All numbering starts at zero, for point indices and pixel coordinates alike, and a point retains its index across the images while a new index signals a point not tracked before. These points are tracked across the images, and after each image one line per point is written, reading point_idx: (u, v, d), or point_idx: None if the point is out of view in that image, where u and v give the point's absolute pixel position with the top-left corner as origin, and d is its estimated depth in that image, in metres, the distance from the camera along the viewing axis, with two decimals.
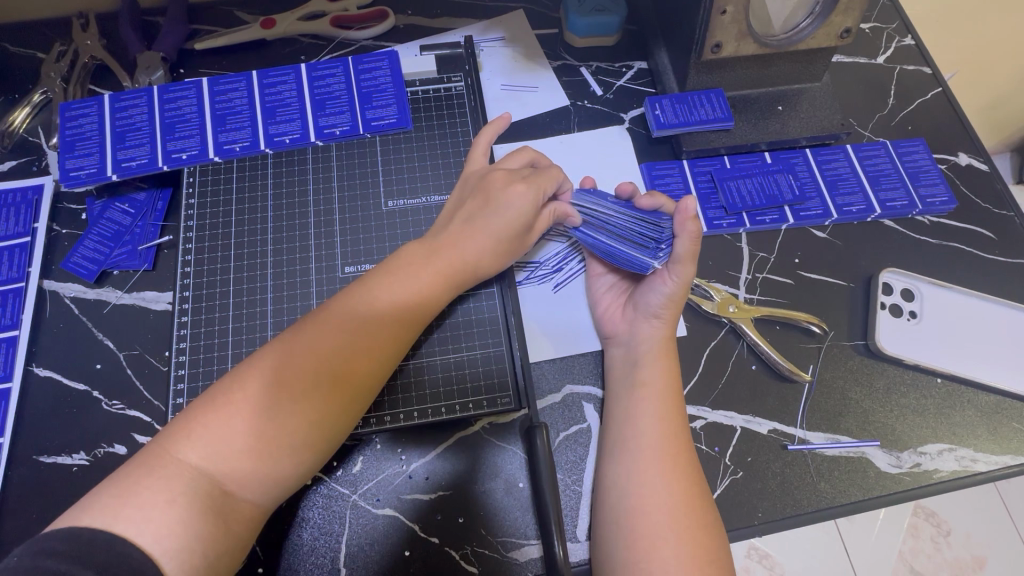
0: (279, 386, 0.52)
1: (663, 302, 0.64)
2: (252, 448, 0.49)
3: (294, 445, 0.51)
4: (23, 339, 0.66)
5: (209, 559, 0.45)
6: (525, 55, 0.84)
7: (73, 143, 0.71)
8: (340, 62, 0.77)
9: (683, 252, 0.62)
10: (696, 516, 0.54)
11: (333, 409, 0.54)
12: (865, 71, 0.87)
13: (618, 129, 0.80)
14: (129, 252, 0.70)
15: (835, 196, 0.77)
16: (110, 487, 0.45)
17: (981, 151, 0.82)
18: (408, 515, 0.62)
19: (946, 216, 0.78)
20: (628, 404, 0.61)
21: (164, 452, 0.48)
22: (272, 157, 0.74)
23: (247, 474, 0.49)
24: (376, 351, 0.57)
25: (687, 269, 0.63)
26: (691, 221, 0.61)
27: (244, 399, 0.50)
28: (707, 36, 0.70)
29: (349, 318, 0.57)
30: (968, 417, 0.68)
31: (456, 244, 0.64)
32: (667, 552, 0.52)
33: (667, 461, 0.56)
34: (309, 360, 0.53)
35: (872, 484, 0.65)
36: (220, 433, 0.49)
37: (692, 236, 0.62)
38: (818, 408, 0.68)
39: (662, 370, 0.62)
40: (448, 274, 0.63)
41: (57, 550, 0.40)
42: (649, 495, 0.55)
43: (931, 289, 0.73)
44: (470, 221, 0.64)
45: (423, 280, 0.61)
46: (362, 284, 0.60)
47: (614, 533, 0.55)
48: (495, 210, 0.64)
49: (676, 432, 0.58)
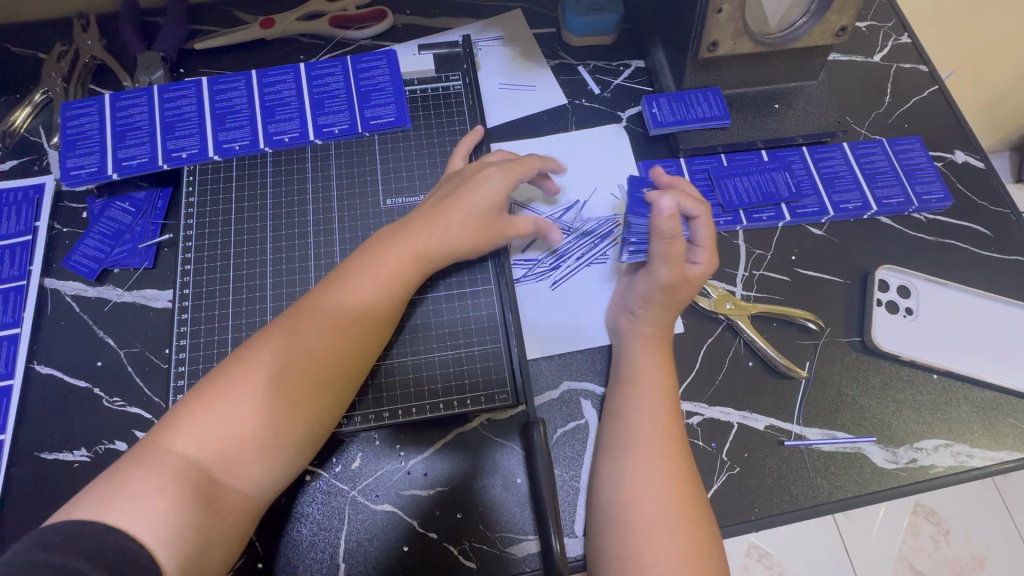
0: (260, 372, 0.52)
1: (640, 301, 0.65)
2: (235, 433, 0.50)
3: (284, 434, 0.52)
4: (24, 337, 0.66)
5: (201, 549, 0.46)
6: (523, 54, 0.85)
7: (73, 142, 0.72)
8: (339, 62, 0.78)
9: (657, 251, 0.63)
10: (687, 510, 0.54)
11: (315, 392, 0.54)
12: (861, 70, 0.87)
13: (615, 127, 0.81)
14: (129, 251, 0.71)
15: (831, 194, 0.77)
16: (106, 480, 0.46)
17: (977, 149, 0.83)
18: (407, 511, 0.62)
19: (942, 213, 0.79)
20: (619, 400, 0.62)
21: (153, 445, 0.48)
22: (271, 156, 0.74)
23: (234, 460, 0.49)
24: (356, 334, 0.57)
25: (661, 270, 0.63)
26: (665, 219, 0.61)
27: (226, 386, 0.51)
28: (703, 34, 0.70)
29: (327, 305, 0.57)
30: (964, 413, 0.68)
31: (431, 228, 0.64)
32: (659, 546, 0.52)
33: (656, 455, 0.57)
34: (286, 346, 0.54)
35: (868, 479, 0.65)
36: (203, 421, 0.49)
37: (664, 234, 0.62)
38: (814, 404, 0.68)
39: (653, 365, 0.63)
40: (430, 261, 0.63)
41: (57, 542, 0.40)
42: (640, 490, 0.55)
43: (927, 286, 0.73)
44: (446, 202, 0.65)
45: (406, 269, 0.62)
46: (341, 274, 0.60)
47: (606, 528, 0.55)
48: (468, 195, 0.65)
49: (665, 425, 0.59)
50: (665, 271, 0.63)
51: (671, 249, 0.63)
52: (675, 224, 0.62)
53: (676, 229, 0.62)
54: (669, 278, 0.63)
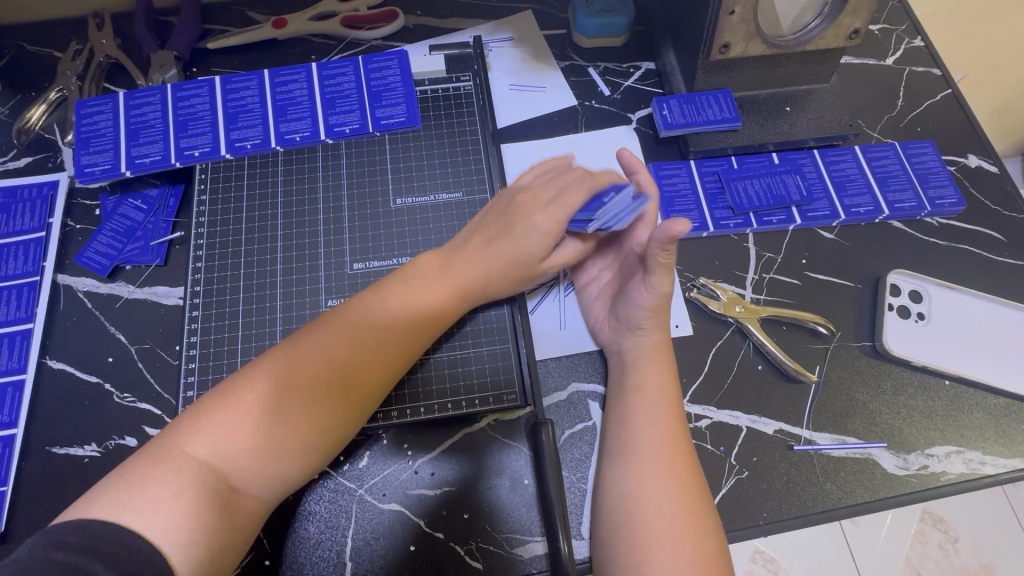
0: (288, 391, 0.52)
1: (645, 314, 0.62)
2: (256, 447, 0.49)
3: (302, 448, 0.52)
4: (37, 332, 0.67)
5: (215, 551, 0.46)
6: (535, 55, 0.84)
7: (88, 140, 0.72)
8: (350, 61, 0.78)
9: (653, 269, 0.60)
10: (694, 518, 0.54)
11: (336, 417, 0.54)
12: (874, 73, 0.87)
13: (625, 128, 0.81)
14: (142, 248, 0.71)
15: (842, 197, 0.77)
16: (119, 481, 0.45)
17: (990, 153, 0.82)
18: (414, 511, 0.62)
19: (955, 218, 0.78)
20: (626, 406, 0.61)
21: (171, 445, 0.48)
22: (282, 155, 0.74)
23: (252, 472, 0.49)
24: (385, 364, 0.57)
25: (664, 282, 0.61)
26: (661, 254, 0.58)
27: (253, 399, 0.51)
28: (715, 36, 0.70)
29: (359, 325, 0.57)
30: (976, 420, 0.68)
31: (464, 265, 0.62)
32: (669, 551, 0.52)
33: (659, 462, 0.56)
34: (316, 366, 0.53)
35: (878, 485, 0.65)
36: (229, 428, 0.49)
37: (663, 266, 0.58)
38: (824, 408, 0.68)
39: (658, 374, 0.62)
40: (460, 290, 0.62)
41: (85, 535, 0.41)
42: (647, 498, 0.55)
43: (939, 291, 0.73)
44: (489, 243, 0.63)
45: (435, 296, 0.61)
46: (374, 291, 0.60)
47: (613, 536, 0.55)
48: (512, 239, 0.62)
49: (671, 434, 0.58)
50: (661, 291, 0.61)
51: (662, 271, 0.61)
52: (670, 258, 0.58)
53: (673, 258, 0.58)
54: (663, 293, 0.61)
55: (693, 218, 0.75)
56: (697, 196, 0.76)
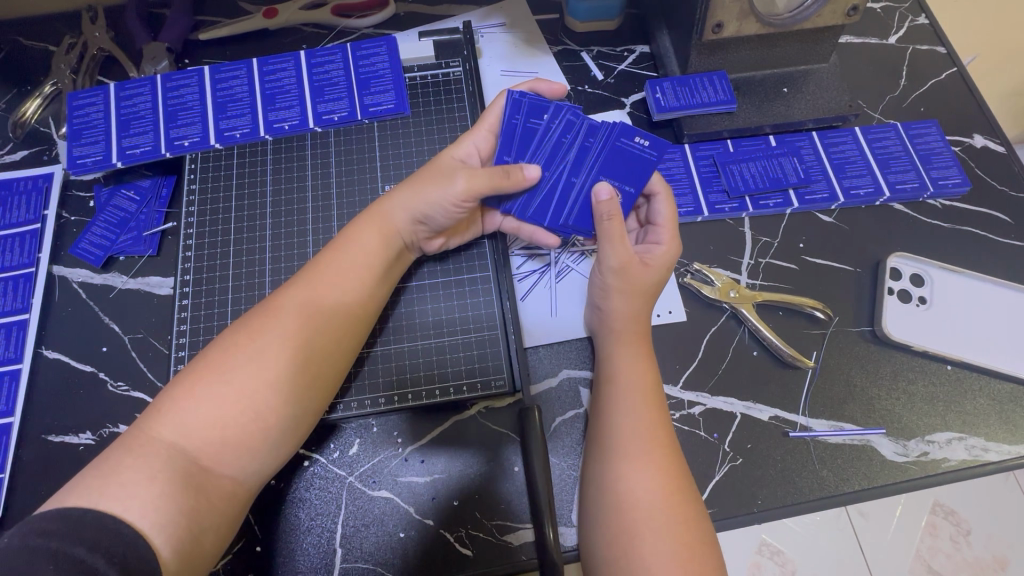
0: (253, 364, 0.51)
1: (602, 291, 0.64)
2: (222, 421, 0.49)
3: (268, 424, 0.51)
4: (32, 322, 0.68)
5: (194, 533, 0.45)
6: (526, 40, 0.84)
7: (80, 131, 0.73)
8: (340, 49, 0.78)
9: (601, 234, 0.63)
10: (675, 505, 0.51)
11: (298, 392, 0.53)
12: (875, 52, 0.85)
13: (618, 114, 0.80)
14: (134, 238, 0.72)
15: (841, 179, 0.75)
16: (94, 469, 0.45)
17: (996, 133, 0.80)
18: (405, 499, 0.62)
19: (959, 199, 0.76)
20: (604, 399, 0.59)
21: (141, 431, 0.47)
22: (271, 143, 0.74)
23: (219, 445, 0.48)
24: (342, 342, 0.57)
25: (608, 250, 0.62)
26: (604, 203, 0.61)
27: (216, 377, 0.50)
28: (707, 16, 0.69)
29: (305, 302, 0.56)
30: (980, 406, 0.66)
31: (377, 220, 0.63)
32: (653, 549, 0.49)
33: (640, 453, 0.54)
34: (274, 344, 0.52)
35: (876, 472, 0.63)
36: (194, 407, 0.48)
37: (603, 216, 0.62)
38: (821, 395, 0.66)
39: (631, 362, 0.60)
40: (384, 249, 0.63)
41: (71, 516, 0.41)
42: (627, 490, 0.52)
43: (941, 274, 0.71)
44: (412, 190, 0.64)
45: (370, 260, 0.61)
46: (326, 268, 0.59)
47: (596, 528, 0.53)
48: (430, 185, 0.63)
49: (646, 418, 0.56)
50: (618, 261, 0.62)
51: (622, 236, 0.62)
52: (615, 207, 0.61)
53: (614, 208, 0.61)
54: (622, 265, 0.62)
55: (687, 203, 0.74)
56: (691, 179, 0.75)
